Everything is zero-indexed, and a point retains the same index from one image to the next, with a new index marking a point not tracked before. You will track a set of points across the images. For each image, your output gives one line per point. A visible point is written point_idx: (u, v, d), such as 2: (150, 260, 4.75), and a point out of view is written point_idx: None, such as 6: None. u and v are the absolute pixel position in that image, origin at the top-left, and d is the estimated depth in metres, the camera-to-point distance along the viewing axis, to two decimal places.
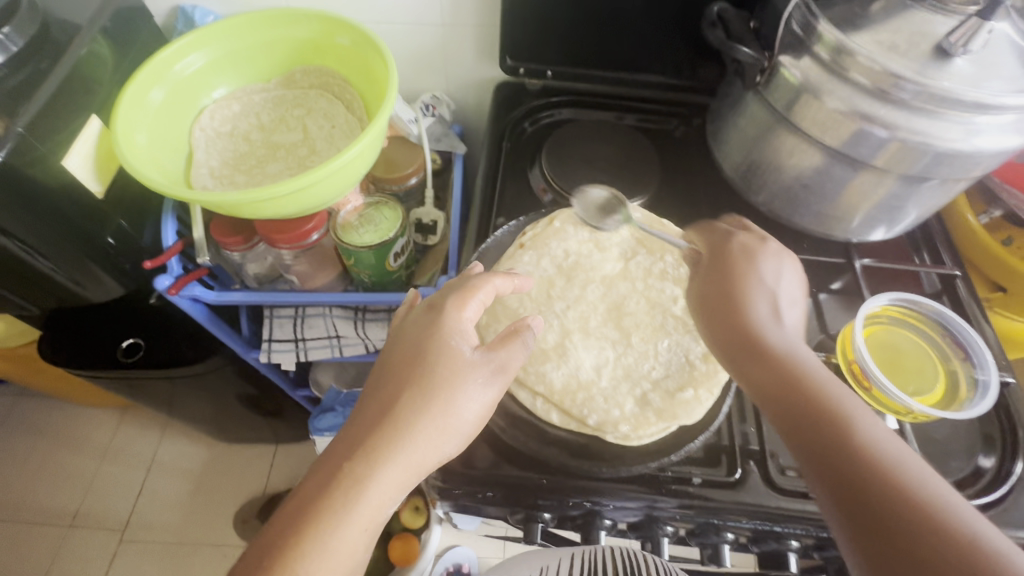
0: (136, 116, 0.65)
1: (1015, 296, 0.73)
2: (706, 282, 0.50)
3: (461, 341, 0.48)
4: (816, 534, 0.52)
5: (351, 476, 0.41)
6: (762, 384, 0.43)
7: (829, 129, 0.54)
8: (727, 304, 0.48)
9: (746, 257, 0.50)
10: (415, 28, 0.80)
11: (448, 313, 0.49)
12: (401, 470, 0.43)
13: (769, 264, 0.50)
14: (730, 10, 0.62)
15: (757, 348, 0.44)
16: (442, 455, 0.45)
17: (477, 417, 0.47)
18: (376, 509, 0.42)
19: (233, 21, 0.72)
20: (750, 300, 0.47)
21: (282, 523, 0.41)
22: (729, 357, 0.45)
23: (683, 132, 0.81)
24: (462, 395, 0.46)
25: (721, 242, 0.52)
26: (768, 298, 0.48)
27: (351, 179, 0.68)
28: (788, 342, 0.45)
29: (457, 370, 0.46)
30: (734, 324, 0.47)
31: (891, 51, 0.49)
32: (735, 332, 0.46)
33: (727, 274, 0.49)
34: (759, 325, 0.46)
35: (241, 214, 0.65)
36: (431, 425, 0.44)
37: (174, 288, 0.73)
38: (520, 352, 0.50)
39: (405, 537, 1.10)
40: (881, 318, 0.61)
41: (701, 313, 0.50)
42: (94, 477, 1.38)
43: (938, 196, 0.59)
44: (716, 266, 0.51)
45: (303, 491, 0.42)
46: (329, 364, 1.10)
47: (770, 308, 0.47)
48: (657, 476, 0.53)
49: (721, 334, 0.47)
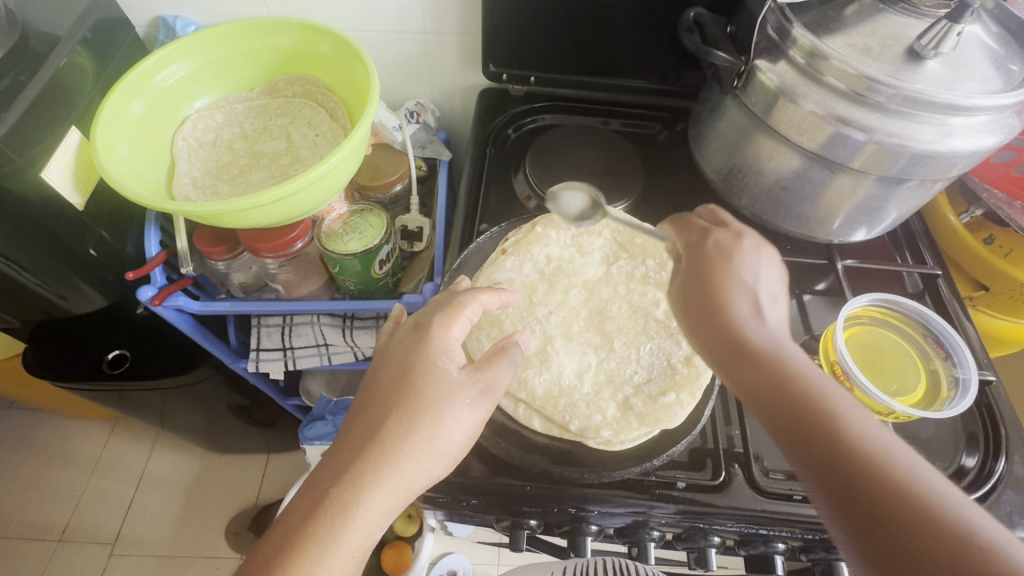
0: (116, 127, 0.65)
1: (997, 294, 0.73)
2: (685, 281, 0.49)
3: (449, 361, 0.48)
4: (803, 536, 0.52)
5: (337, 502, 0.41)
6: (748, 386, 0.42)
7: (807, 132, 0.54)
8: (706, 302, 0.46)
9: (725, 252, 0.48)
10: (397, 36, 0.81)
11: (433, 331, 0.48)
12: (390, 493, 0.43)
13: (749, 258, 0.48)
14: (706, 15, 0.63)
15: (739, 348, 0.43)
16: (430, 477, 0.45)
17: (465, 439, 0.47)
18: (363, 533, 0.41)
19: (214, 31, 0.72)
20: (729, 297, 0.46)
21: (266, 552, 0.40)
22: (713, 360, 0.45)
23: (667, 137, 0.82)
24: (449, 417, 0.45)
25: (698, 240, 0.50)
26: (748, 293, 0.46)
27: (334, 187, 0.68)
28: (771, 339, 0.43)
29: (444, 391, 0.46)
30: (713, 323, 0.45)
31: (864, 54, 0.50)
32: (716, 332, 0.45)
33: (705, 269, 0.48)
34: (740, 324, 0.44)
35: (222, 224, 0.64)
36: (418, 447, 0.44)
37: (157, 299, 0.73)
38: (508, 371, 0.50)
39: (399, 545, 1.09)
40: (862, 319, 0.62)
41: (682, 312, 0.48)
42: (84, 490, 1.37)
43: (918, 196, 0.59)
44: (694, 263, 0.49)
45: (288, 518, 0.41)
46: (319, 372, 1.09)
47: (750, 303, 0.45)
48: (641, 481, 0.53)
49: (701, 335, 0.46)
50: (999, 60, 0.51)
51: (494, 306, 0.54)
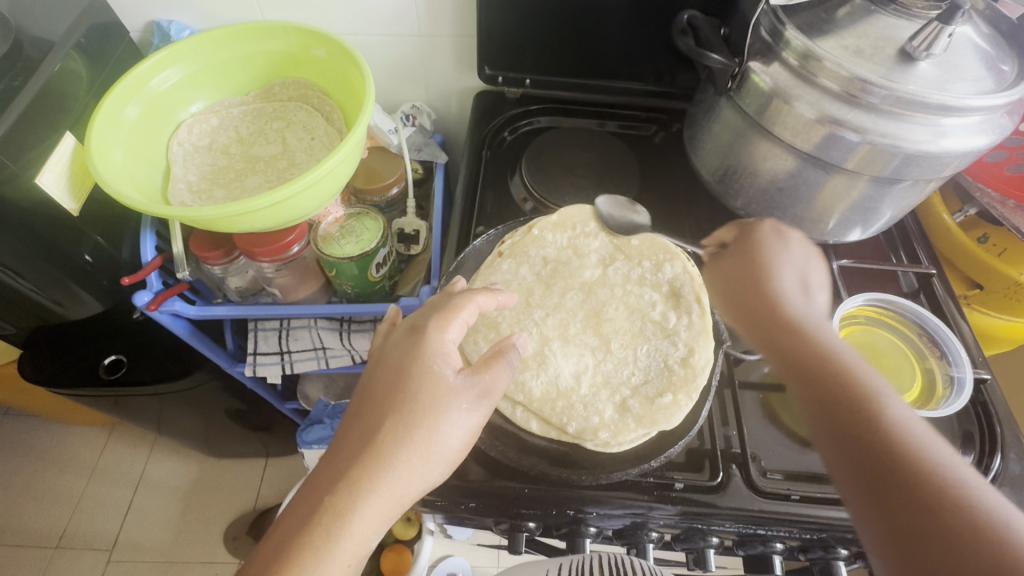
0: (111, 133, 0.65)
1: (992, 293, 0.74)
2: (736, 260, 0.59)
3: (444, 365, 0.48)
4: (800, 536, 0.52)
5: (332, 511, 0.41)
6: (771, 332, 0.52)
7: (800, 133, 0.54)
8: (753, 274, 0.57)
9: (778, 237, 0.58)
10: (392, 40, 0.81)
11: (428, 335, 0.48)
12: (385, 501, 0.43)
13: (797, 247, 0.58)
14: (699, 17, 0.63)
15: (773, 309, 0.53)
16: (426, 483, 0.45)
17: (461, 444, 0.46)
18: (359, 541, 0.41)
19: (209, 36, 0.72)
20: (777, 271, 0.56)
21: (262, 561, 0.40)
22: (747, 316, 0.55)
23: (662, 138, 0.83)
24: (446, 421, 0.45)
25: (749, 237, 0.59)
26: (797, 275, 0.56)
27: (330, 190, 0.68)
28: (812, 310, 0.53)
29: (440, 396, 0.46)
30: (755, 288, 0.56)
31: (857, 56, 0.50)
32: (757, 295, 0.55)
33: (752, 249, 0.58)
34: (784, 291, 0.54)
35: (218, 229, 0.64)
36: (414, 453, 0.44)
37: (153, 304, 0.73)
38: (505, 375, 0.50)
39: (397, 549, 1.08)
40: (858, 318, 0.62)
41: (727, 285, 0.59)
42: (81, 496, 1.36)
43: (911, 196, 0.59)
44: (747, 256, 0.58)
45: (283, 528, 0.41)
46: (317, 376, 1.09)
47: (798, 283, 0.56)
48: (640, 482, 0.53)
49: (740, 297, 0.57)
50: (990, 61, 0.52)
51: (489, 308, 0.54)
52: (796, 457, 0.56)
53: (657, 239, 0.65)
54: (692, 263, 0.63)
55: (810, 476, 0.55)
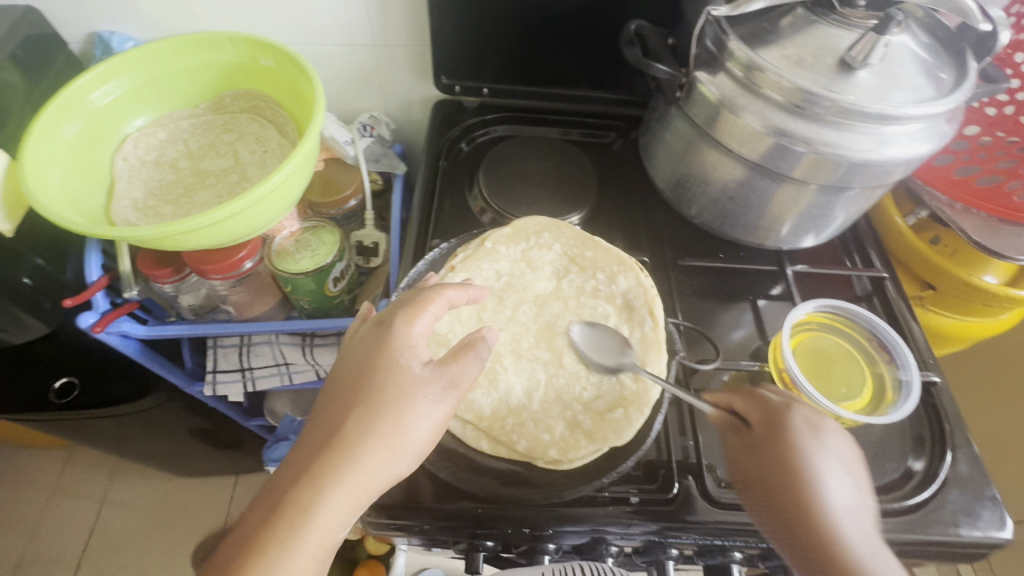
0: (46, 150, 0.62)
1: (945, 294, 0.74)
2: (763, 456, 0.48)
3: (411, 357, 0.45)
4: (757, 545, 0.53)
5: (297, 504, 0.40)
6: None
7: (747, 143, 0.54)
8: (790, 487, 0.45)
9: (812, 433, 0.47)
10: (347, 50, 0.79)
11: (395, 329, 0.46)
12: (351, 492, 0.41)
13: (832, 441, 0.47)
14: (647, 26, 0.63)
15: (829, 551, 0.42)
16: (393, 474, 0.43)
17: (429, 435, 0.44)
18: (325, 533, 0.40)
19: (151, 47, 0.69)
20: (822, 486, 0.45)
21: (229, 553, 0.39)
22: (788, 544, 0.45)
23: (621, 145, 0.83)
24: (411, 413, 0.43)
25: (771, 427, 0.48)
26: (844, 486, 0.46)
27: (282, 204, 0.66)
28: (868, 537, 0.43)
29: (404, 387, 0.44)
30: (793, 512, 0.45)
31: (798, 66, 0.50)
32: (794, 512, 0.45)
33: (782, 451, 0.47)
34: (835, 519, 0.44)
35: (163, 248, 0.62)
36: (379, 444, 0.42)
37: (99, 326, 0.70)
38: (474, 367, 0.47)
39: (371, 563, 1.07)
40: (809, 325, 0.63)
41: (750, 479, 0.48)
42: (41, 521, 1.31)
43: (861, 202, 0.60)
44: (773, 454, 0.47)
45: (248, 520, 0.40)
46: (284, 393, 1.07)
47: (844, 497, 0.45)
48: (595, 498, 0.53)
49: (775, 503, 0.46)
50: (929, 68, 0.52)
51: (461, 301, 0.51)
52: None
53: (611, 250, 0.65)
54: (645, 274, 0.63)
55: None
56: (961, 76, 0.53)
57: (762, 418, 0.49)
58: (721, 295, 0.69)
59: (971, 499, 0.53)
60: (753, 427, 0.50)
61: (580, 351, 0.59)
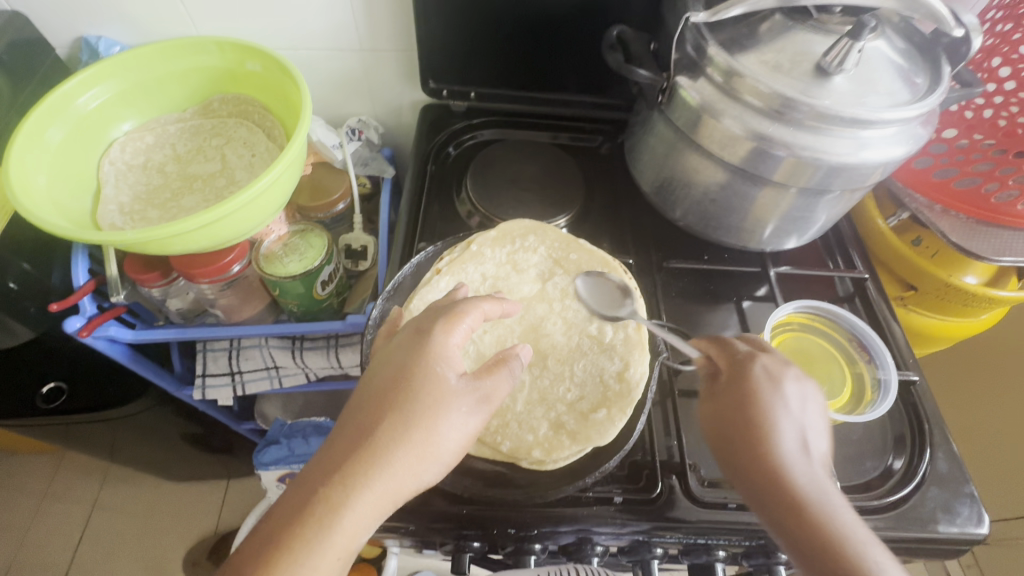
0: (32, 155, 0.62)
1: (926, 294, 0.75)
2: (721, 399, 0.48)
3: (447, 367, 0.45)
4: (740, 543, 0.53)
5: (325, 503, 0.39)
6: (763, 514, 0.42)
7: (727, 147, 0.55)
8: (742, 427, 0.46)
9: (768, 376, 0.47)
10: (335, 54, 0.80)
11: (433, 337, 0.45)
12: (380, 497, 0.40)
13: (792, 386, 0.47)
14: (628, 32, 0.64)
15: (764, 473, 0.43)
16: (421, 483, 0.43)
17: (459, 446, 0.44)
18: (350, 536, 0.39)
19: (137, 52, 0.70)
20: (774, 426, 0.45)
21: (250, 553, 0.38)
22: (733, 471, 0.45)
23: (608, 149, 0.83)
24: (444, 423, 0.43)
25: (732, 370, 0.49)
26: (798, 430, 0.45)
27: (270, 207, 0.66)
28: (815, 479, 0.42)
29: (440, 397, 0.43)
30: (739, 441, 0.45)
31: (775, 71, 0.51)
32: (743, 452, 0.45)
33: (738, 394, 0.47)
34: (781, 459, 0.43)
35: (149, 251, 0.62)
36: (410, 452, 0.42)
37: (85, 330, 0.70)
38: (506, 382, 0.47)
39: (363, 567, 1.07)
40: (790, 325, 0.64)
41: (708, 424, 0.49)
42: (30, 528, 1.30)
43: (841, 204, 0.61)
44: (729, 391, 0.48)
45: (274, 516, 0.39)
46: (274, 396, 1.07)
47: (798, 440, 0.44)
48: (578, 497, 0.53)
49: (724, 436, 0.47)
50: (904, 73, 0.54)
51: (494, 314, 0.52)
52: None
53: (595, 252, 0.65)
54: (628, 276, 0.64)
55: None
56: (936, 80, 0.54)
57: (728, 365, 0.50)
58: (706, 296, 0.69)
59: (949, 496, 0.54)
60: (723, 374, 0.50)
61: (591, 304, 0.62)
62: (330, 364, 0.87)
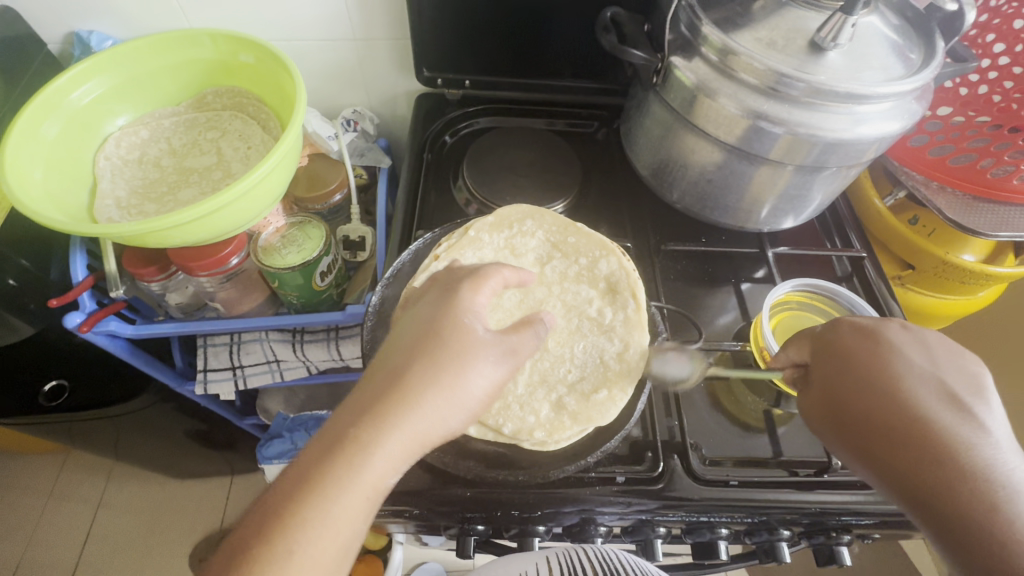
0: (27, 150, 0.62)
1: (923, 273, 0.76)
2: (833, 373, 0.46)
3: (475, 320, 0.45)
4: (742, 520, 0.54)
5: (354, 442, 0.38)
6: (916, 489, 0.39)
7: (723, 126, 0.55)
8: (867, 397, 0.44)
9: (879, 345, 0.45)
10: (329, 44, 0.80)
11: (460, 294, 0.46)
12: (407, 438, 0.39)
13: (909, 344, 0.45)
14: (622, 14, 0.64)
15: (871, 414, 0.43)
16: (448, 429, 0.42)
17: (485, 396, 0.44)
18: (378, 475, 0.38)
19: (130, 46, 0.69)
20: (909, 390, 0.43)
21: (283, 489, 0.38)
22: (835, 421, 0.45)
23: (605, 134, 0.83)
24: (472, 371, 0.43)
25: (830, 338, 0.48)
26: (937, 386, 0.43)
27: (266, 197, 0.66)
28: (977, 436, 0.39)
29: (468, 346, 0.43)
30: (845, 396, 0.45)
31: (770, 48, 0.51)
32: (880, 425, 0.43)
33: (848, 365, 0.46)
34: (921, 414, 0.41)
35: (147, 245, 0.62)
36: (439, 396, 0.41)
37: (86, 325, 0.70)
38: (532, 341, 0.48)
39: (367, 559, 1.06)
40: (788, 304, 0.65)
41: (819, 405, 0.47)
42: (36, 528, 1.31)
43: (837, 182, 0.61)
44: (830, 358, 0.47)
45: (305, 456, 0.39)
46: (277, 391, 1.06)
47: (939, 396, 0.42)
48: (581, 478, 0.53)
49: (828, 397, 0.46)
50: (899, 48, 0.53)
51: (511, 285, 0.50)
52: (737, 443, 0.58)
53: (593, 236, 0.65)
54: (627, 259, 0.64)
55: (751, 461, 0.56)
56: (930, 56, 0.54)
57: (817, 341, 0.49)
58: (705, 279, 0.70)
59: None
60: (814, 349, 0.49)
61: (655, 377, 0.58)
62: (330, 356, 0.87)
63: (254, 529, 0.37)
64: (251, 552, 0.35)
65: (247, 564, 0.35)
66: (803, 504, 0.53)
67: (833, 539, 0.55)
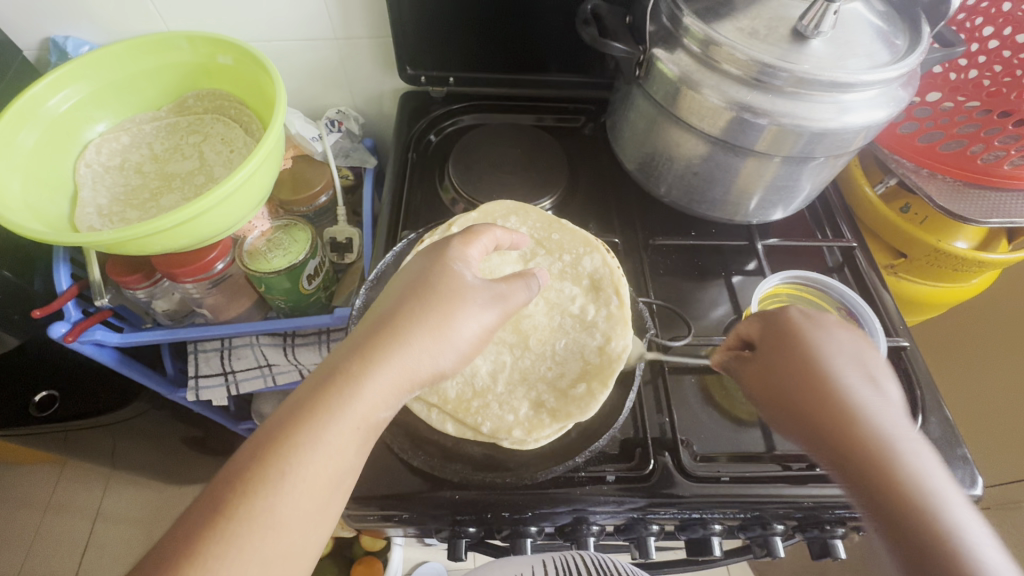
0: (6, 160, 0.61)
1: (916, 262, 0.75)
2: (774, 359, 0.48)
3: (465, 267, 0.46)
4: (737, 516, 0.53)
5: (345, 375, 0.39)
6: (843, 455, 0.41)
7: (707, 118, 0.54)
8: (808, 382, 0.45)
9: (815, 325, 0.47)
10: (310, 44, 0.78)
11: (449, 245, 0.47)
12: (393, 376, 0.40)
13: (841, 332, 0.47)
14: (603, 7, 0.64)
15: (812, 390, 0.44)
16: (437, 366, 0.43)
17: (475, 338, 0.45)
18: (370, 408, 0.39)
19: (104, 52, 0.68)
20: (841, 371, 0.44)
21: (266, 443, 0.36)
22: (777, 404, 0.46)
23: (592, 129, 0.83)
24: (461, 313, 0.43)
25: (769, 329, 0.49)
26: (860, 366, 0.45)
27: (250, 199, 0.65)
28: (886, 407, 0.42)
29: (457, 289, 0.44)
30: (788, 376, 0.46)
31: (752, 37, 0.50)
32: (813, 401, 0.44)
33: (792, 354, 0.46)
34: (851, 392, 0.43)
35: (126, 251, 0.60)
36: (426, 334, 0.42)
37: (71, 335, 0.69)
38: (523, 293, 0.48)
39: (367, 561, 1.04)
40: (780, 297, 0.64)
41: (769, 396, 0.47)
42: (36, 537, 1.31)
43: (826, 170, 0.60)
44: (773, 347, 0.48)
45: (289, 400, 0.38)
46: (271, 394, 1.04)
47: (867, 379, 0.44)
48: (571, 478, 0.53)
49: (777, 388, 0.47)
50: (884, 34, 0.52)
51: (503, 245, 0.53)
52: (729, 437, 0.57)
53: (577, 232, 0.65)
54: (611, 255, 0.63)
55: (743, 456, 0.56)
56: (915, 42, 0.53)
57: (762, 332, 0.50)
58: (695, 273, 0.69)
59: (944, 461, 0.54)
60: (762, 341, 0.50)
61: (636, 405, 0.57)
62: None
63: (241, 466, 0.35)
64: (250, 471, 0.35)
65: (246, 519, 0.34)
66: (797, 498, 0.52)
67: (828, 532, 0.55)
